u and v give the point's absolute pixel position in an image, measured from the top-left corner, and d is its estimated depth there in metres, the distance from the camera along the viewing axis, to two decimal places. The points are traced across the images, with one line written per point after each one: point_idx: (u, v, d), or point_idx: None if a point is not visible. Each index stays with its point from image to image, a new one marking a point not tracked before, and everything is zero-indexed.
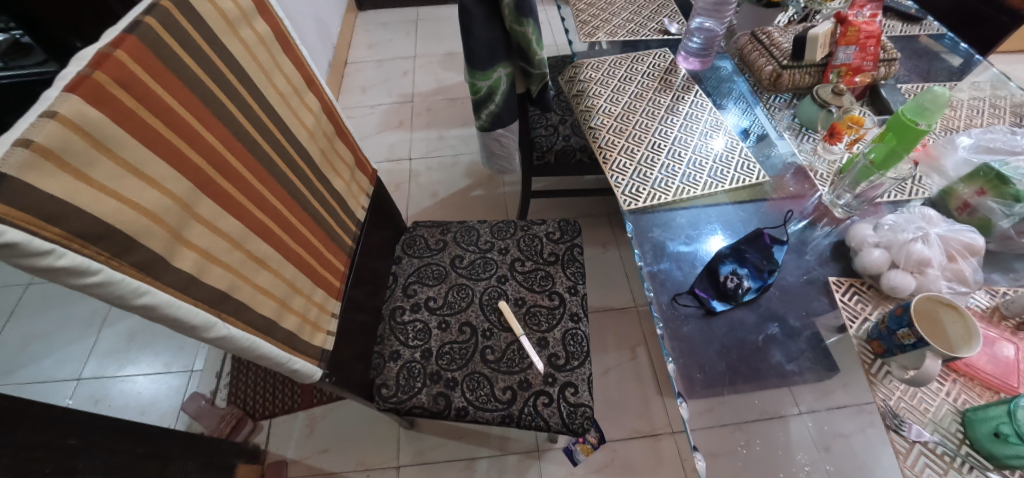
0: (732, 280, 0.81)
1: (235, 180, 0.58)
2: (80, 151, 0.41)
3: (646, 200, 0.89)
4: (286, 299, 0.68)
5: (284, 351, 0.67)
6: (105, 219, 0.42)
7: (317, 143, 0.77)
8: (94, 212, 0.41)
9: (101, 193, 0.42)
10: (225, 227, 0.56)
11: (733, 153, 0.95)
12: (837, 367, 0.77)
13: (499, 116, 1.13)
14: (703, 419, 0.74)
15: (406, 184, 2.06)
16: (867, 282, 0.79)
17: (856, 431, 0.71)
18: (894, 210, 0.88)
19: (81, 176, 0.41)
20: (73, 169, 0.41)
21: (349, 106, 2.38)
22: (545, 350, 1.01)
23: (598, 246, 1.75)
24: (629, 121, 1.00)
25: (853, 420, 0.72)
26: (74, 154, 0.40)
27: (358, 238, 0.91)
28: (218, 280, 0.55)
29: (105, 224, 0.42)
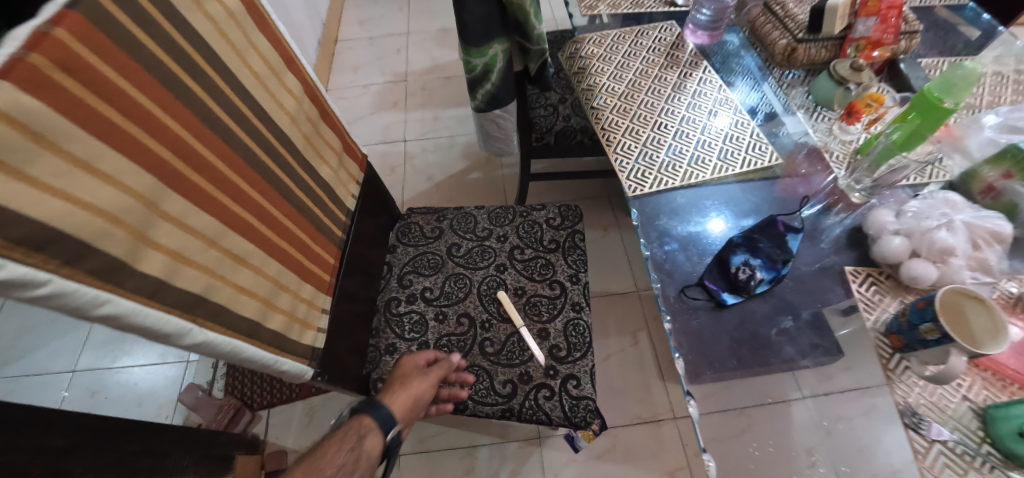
0: (745, 271, 0.77)
1: (205, 173, 0.53)
2: (18, 146, 0.36)
3: (653, 185, 0.84)
4: (271, 298, 0.64)
5: (270, 353, 0.63)
6: (51, 223, 0.38)
7: (300, 128, 0.72)
8: (37, 216, 0.37)
9: (47, 194, 0.38)
10: (196, 225, 0.51)
11: (744, 133, 0.89)
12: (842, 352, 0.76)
13: (495, 95, 1.07)
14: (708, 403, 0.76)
15: (401, 167, 2.00)
16: (886, 272, 0.75)
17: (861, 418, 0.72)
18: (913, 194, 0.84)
19: (21, 175, 0.36)
20: (10, 168, 0.36)
21: (340, 86, 2.30)
22: (545, 342, 0.97)
23: (599, 229, 1.71)
24: (633, 101, 0.94)
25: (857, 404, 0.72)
26: (9, 150, 0.35)
27: (348, 229, 0.87)
28: (192, 282, 0.51)
29: (52, 229, 0.38)
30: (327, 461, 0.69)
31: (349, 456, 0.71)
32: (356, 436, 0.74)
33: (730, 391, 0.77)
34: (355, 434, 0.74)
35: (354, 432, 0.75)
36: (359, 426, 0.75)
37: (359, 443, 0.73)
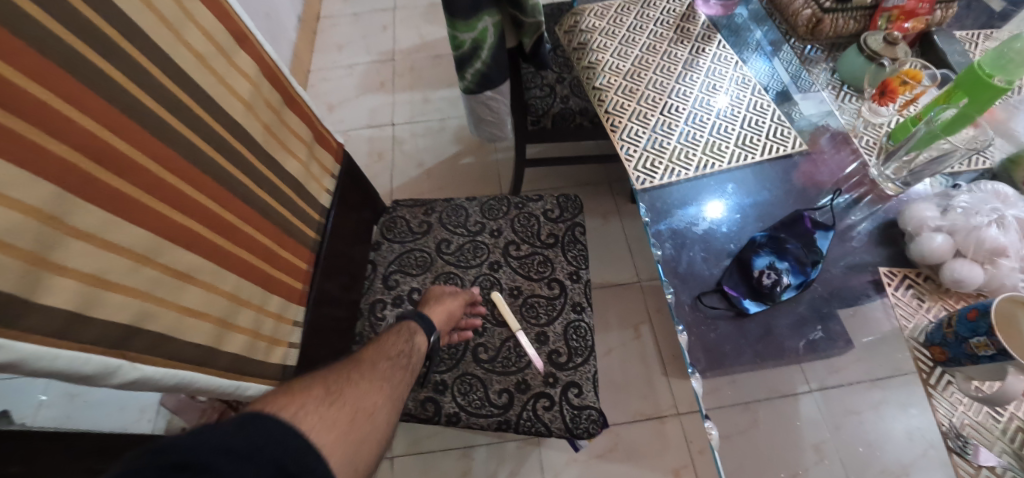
0: (769, 276, 0.69)
1: (130, 175, 0.45)
2: None
3: (664, 176, 0.76)
4: (229, 318, 0.56)
5: (228, 380, 0.55)
6: None
7: (258, 116, 0.62)
8: None
9: None
10: (120, 241, 0.43)
11: (764, 116, 0.80)
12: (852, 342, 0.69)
13: (487, 75, 0.97)
14: (716, 398, 0.69)
15: (389, 153, 1.90)
16: (924, 273, 0.68)
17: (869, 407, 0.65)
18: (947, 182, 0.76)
19: None
20: None
21: (324, 67, 2.18)
22: (544, 347, 0.90)
23: (599, 217, 1.62)
24: (641, 80, 0.85)
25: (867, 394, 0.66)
26: None
27: (324, 229, 0.78)
28: (118, 310, 0.43)
29: None
30: (385, 349, 0.64)
31: (405, 348, 0.66)
32: (408, 333, 0.69)
33: (737, 385, 0.70)
34: (407, 331, 0.69)
35: (403, 331, 0.69)
36: (408, 325, 0.70)
37: (412, 339, 0.68)
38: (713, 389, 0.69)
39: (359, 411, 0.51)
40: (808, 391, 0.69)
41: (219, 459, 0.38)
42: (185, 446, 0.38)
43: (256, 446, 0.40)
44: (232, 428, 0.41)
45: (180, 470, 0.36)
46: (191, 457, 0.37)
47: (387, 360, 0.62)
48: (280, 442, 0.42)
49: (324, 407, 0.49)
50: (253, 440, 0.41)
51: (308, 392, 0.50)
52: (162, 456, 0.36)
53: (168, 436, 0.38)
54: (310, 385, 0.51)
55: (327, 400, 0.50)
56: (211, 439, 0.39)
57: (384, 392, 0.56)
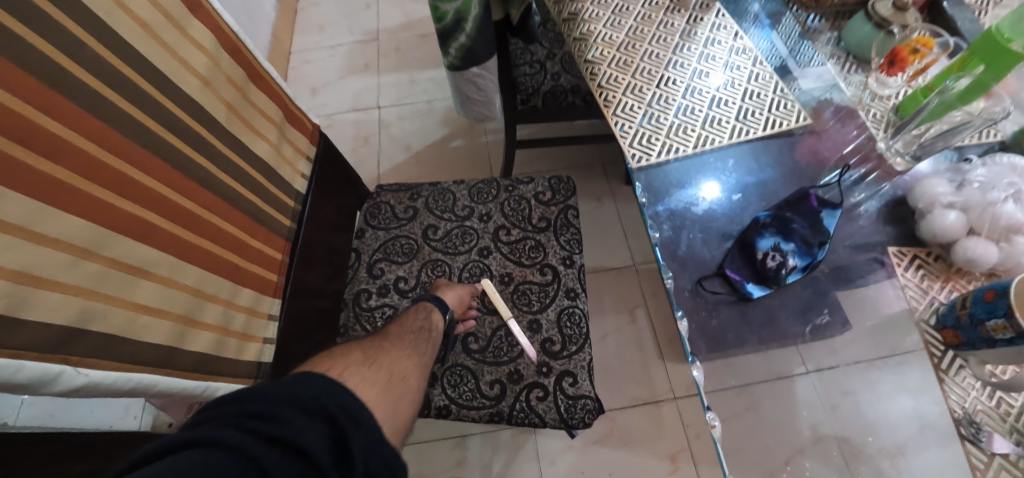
0: (774, 258, 0.65)
1: (63, 157, 0.40)
2: None
3: (661, 153, 0.71)
4: (192, 314, 0.51)
5: (194, 380, 0.51)
6: None
7: (218, 93, 0.57)
8: None
9: None
10: (50, 232, 0.39)
11: (766, 88, 0.76)
12: (850, 322, 0.68)
13: (472, 50, 0.91)
14: (713, 381, 0.68)
15: (375, 136, 1.83)
16: (935, 252, 0.65)
17: (863, 387, 0.63)
18: (950, 159, 0.73)
19: None
20: None
21: (305, 48, 2.09)
22: (537, 336, 0.86)
23: (593, 200, 1.58)
24: (636, 52, 0.79)
25: (862, 376, 0.64)
26: None
27: (301, 216, 0.73)
28: (52, 310, 0.38)
29: None
30: (406, 324, 0.67)
31: (425, 324, 0.68)
32: (425, 311, 0.71)
33: (734, 367, 0.69)
34: (424, 309, 0.71)
35: (420, 309, 0.71)
36: (424, 304, 0.72)
37: (430, 315, 0.70)
38: (710, 372, 0.68)
39: (393, 374, 0.54)
40: (805, 372, 0.67)
41: (275, 408, 0.39)
42: (247, 397, 0.39)
43: (309, 397, 0.40)
44: (290, 382, 0.42)
45: (245, 418, 0.38)
46: (251, 406, 0.38)
47: (410, 334, 0.64)
48: (332, 393, 0.42)
49: (364, 368, 0.52)
50: (308, 391, 0.41)
51: (347, 357, 0.53)
52: (229, 406, 0.38)
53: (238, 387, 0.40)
54: (348, 351, 0.54)
55: (365, 362, 0.53)
56: (270, 390, 0.40)
57: (413, 359, 0.59)
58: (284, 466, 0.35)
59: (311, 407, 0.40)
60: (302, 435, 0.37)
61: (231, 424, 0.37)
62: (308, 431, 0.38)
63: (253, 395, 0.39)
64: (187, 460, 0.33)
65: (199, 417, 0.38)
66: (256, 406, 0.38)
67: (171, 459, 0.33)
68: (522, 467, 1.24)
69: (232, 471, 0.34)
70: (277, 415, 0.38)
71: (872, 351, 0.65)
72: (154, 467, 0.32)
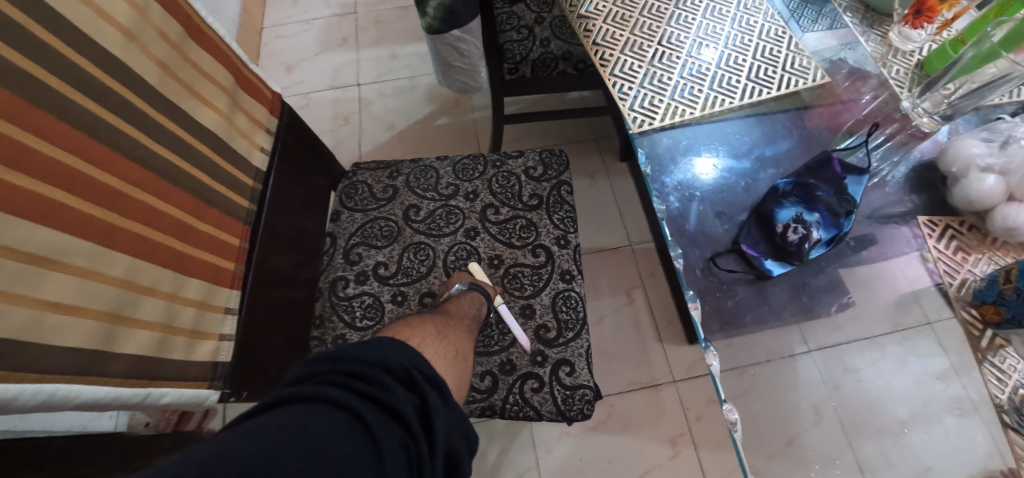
0: (796, 231, 0.58)
1: None
2: None
3: (666, 117, 0.63)
4: (124, 311, 0.44)
5: (130, 388, 0.44)
6: None
7: (148, 51, 0.49)
8: None
9: None
10: None
11: (781, 44, 0.68)
12: (851, 299, 0.63)
13: (453, 9, 0.83)
14: (730, 357, 0.63)
15: (356, 115, 1.73)
16: (969, 222, 0.59)
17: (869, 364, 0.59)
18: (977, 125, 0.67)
19: None
20: None
21: (278, 23, 1.96)
22: (530, 322, 0.79)
23: (586, 177, 1.50)
24: (635, 5, 0.71)
25: (869, 352, 0.59)
26: None
27: (262, 197, 0.64)
28: None
29: None
30: (464, 307, 0.70)
31: (478, 313, 0.72)
32: (480, 300, 0.73)
33: (747, 345, 0.64)
34: (473, 299, 0.73)
35: (474, 298, 0.73)
36: (475, 294, 0.74)
37: (483, 304, 0.73)
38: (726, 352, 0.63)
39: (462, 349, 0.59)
40: (806, 351, 0.62)
41: (369, 370, 0.39)
42: (344, 356, 0.39)
43: (397, 361, 0.40)
44: (381, 344, 0.42)
45: (346, 377, 0.38)
46: (348, 366, 0.39)
47: (468, 318, 0.68)
48: (412, 357, 0.42)
49: (436, 342, 0.57)
50: (396, 354, 0.41)
51: (422, 328, 0.58)
52: (327, 364, 0.39)
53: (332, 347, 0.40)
54: (422, 323, 0.59)
55: (437, 335, 0.58)
56: (362, 351, 0.40)
57: (473, 339, 0.64)
58: (383, 424, 0.36)
59: (399, 370, 0.40)
60: (396, 399, 0.38)
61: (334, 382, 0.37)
62: (401, 397, 0.38)
63: (347, 353, 0.40)
64: (301, 414, 0.34)
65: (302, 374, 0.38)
66: (350, 365, 0.39)
67: (287, 413, 0.34)
68: (517, 457, 1.19)
69: (342, 425, 0.34)
70: (374, 377, 0.38)
71: (878, 328, 0.61)
72: (273, 418, 0.33)
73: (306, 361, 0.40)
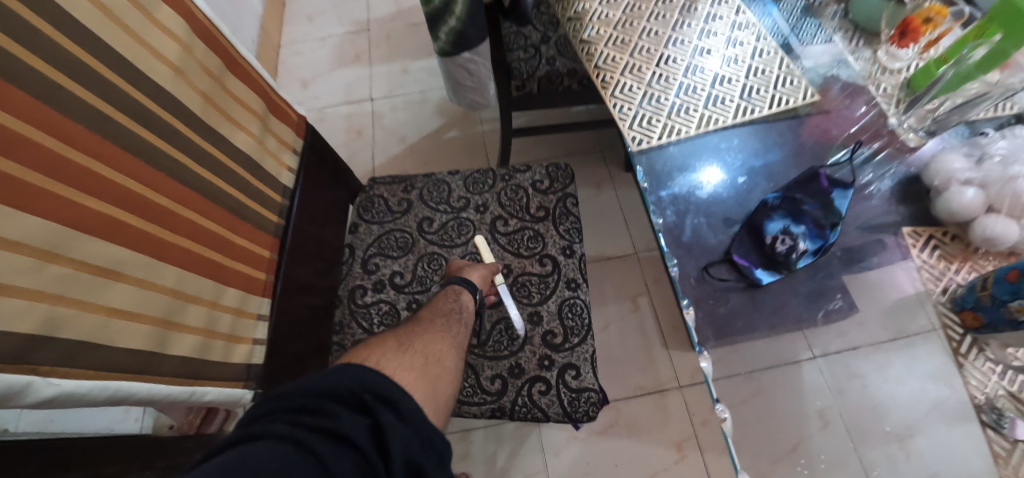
0: (783, 242, 0.63)
1: (17, 151, 0.37)
2: None
3: (662, 135, 0.68)
4: (172, 317, 0.49)
5: (178, 386, 0.49)
6: None
7: (192, 83, 0.54)
8: None
9: None
10: (8, 233, 0.36)
11: (772, 65, 0.72)
12: (857, 306, 0.65)
13: (462, 33, 0.88)
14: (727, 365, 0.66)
15: (368, 129, 1.79)
16: (951, 232, 0.62)
17: (872, 370, 0.62)
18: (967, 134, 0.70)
19: None
20: None
21: (294, 40, 2.04)
22: (538, 328, 0.84)
23: (592, 187, 1.54)
24: (634, 30, 0.75)
25: (869, 358, 0.63)
26: None
27: (288, 212, 0.70)
28: (15, 317, 0.36)
29: None
30: (437, 307, 0.67)
31: (455, 306, 0.68)
32: (454, 292, 0.70)
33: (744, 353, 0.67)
34: (454, 292, 0.70)
35: (449, 291, 0.70)
36: (452, 287, 0.71)
37: (460, 296, 0.69)
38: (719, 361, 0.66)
39: (429, 356, 0.55)
40: (812, 357, 0.66)
41: (316, 401, 0.42)
42: (291, 393, 0.43)
43: (345, 387, 0.43)
44: (334, 373, 0.45)
45: (294, 412, 0.41)
46: (295, 402, 0.42)
47: (442, 317, 0.65)
48: (363, 378, 0.44)
49: (399, 354, 0.53)
50: (345, 382, 0.44)
51: (382, 345, 0.55)
52: (276, 402, 0.42)
53: (283, 387, 0.44)
54: (382, 341, 0.56)
55: (400, 348, 0.55)
56: (311, 383, 0.43)
57: (449, 341, 0.60)
58: (332, 451, 0.39)
59: (349, 396, 0.43)
60: (346, 426, 0.40)
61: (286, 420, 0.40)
62: (349, 421, 0.41)
63: (296, 388, 0.43)
64: (250, 451, 0.37)
65: (255, 413, 0.42)
66: (296, 400, 0.42)
67: (237, 451, 0.37)
68: (527, 460, 1.23)
69: (290, 457, 0.37)
70: (321, 407, 0.41)
71: (879, 334, 0.63)
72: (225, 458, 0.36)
73: (260, 401, 0.43)
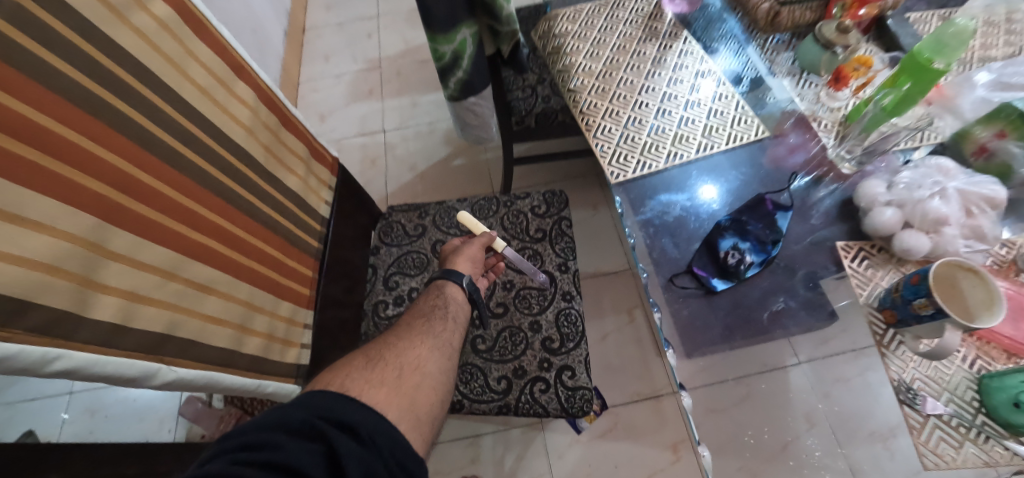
0: (733, 256, 0.78)
1: (150, 201, 0.50)
2: None
3: (635, 170, 0.81)
4: (246, 323, 0.62)
5: (249, 378, 0.62)
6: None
7: (258, 139, 0.68)
8: None
9: None
10: (146, 260, 0.49)
11: (729, 107, 0.86)
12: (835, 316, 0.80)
13: (469, 82, 1.02)
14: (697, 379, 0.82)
15: (382, 158, 1.95)
16: (878, 244, 0.74)
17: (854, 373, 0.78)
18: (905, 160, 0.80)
19: None
20: None
21: (312, 77, 2.22)
22: (538, 335, 0.96)
23: (588, 208, 1.68)
24: (612, 79, 0.90)
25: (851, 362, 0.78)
26: None
27: (325, 238, 0.83)
28: (151, 322, 0.49)
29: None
30: (420, 309, 0.73)
31: (439, 302, 0.74)
32: (438, 288, 0.77)
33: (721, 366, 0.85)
34: (437, 288, 0.78)
35: (433, 288, 0.77)
36: (437, 285, 0.78)
37: (443, 289, 0.77)
38: (694, 372, 0.81)
39: (402, 367, 0.60)
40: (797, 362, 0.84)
41: (267, 435, 0.45)
42: (245, 432, 0.46)
43: (298, 419, 0.47)
44: (293, 404, 0.50)
45: (246, 448, 0.45)
46: (247, 439, 0.45)
47: (423, 317, 0.71)
48: (315, 411, 0.49)
49: (365, 372, 0.57)
50: (298, 412, 0.49)
51: (349, 366, 0.59)
52: (230, 441, 0.46)
53: (238, 424, 0.48)
54: (352, 360, 0.60)
55: (366, 366, 0.59)
56: (263, 421, 0.47)
57: (428, 342, 0.66)
58: None
59: (301, 428, 0.47)
60: (294, 452, 0.44)
61: (240, 449, 0.45)
62: (300, 451, 0.44)
63: (248, 428, 0.47)
64: None
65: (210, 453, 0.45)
66: (249, 437, 0.45)
67: None
68: (532, 463, 1.33)
69: None
70: (272, 441, 0.45)
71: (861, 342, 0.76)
72: None
73: (216, 443, 0.47)
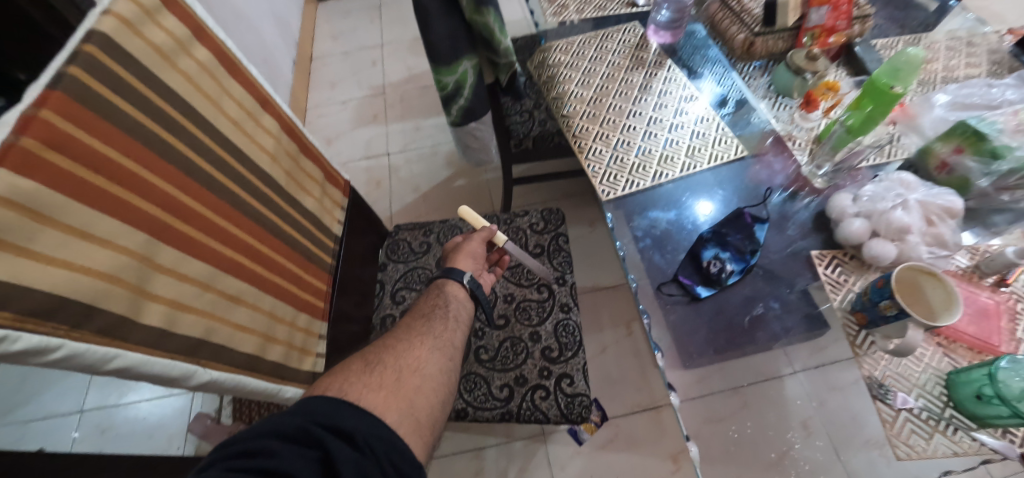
0: (715, 265, 0.86)
1: (191, 221, 0.57)
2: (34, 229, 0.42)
3: (625, 188, 0.87)
4: (269, 332, 0.68)
5: (271, 383, 0.67)
6: (67, 294, 0.43)
7: (280, 165, 0.75)
8: (57, 289, 0.43)
9: (64, 267, 0.44)
10: (187, 272, 0.56)
11: (710, 129, 0.93)
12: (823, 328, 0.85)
13: (470, 109, 1.10)
14: (690, 390, 0.87)
15: (386, 181, 2.03)
16: (850, 252, 0.80)
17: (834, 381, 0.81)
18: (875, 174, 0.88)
19: (39, 256, 0.42)
20: (32, 252, 0.42)
21: (319, 104, 2.32)
22: (538, 345, 1.01)
23: (586, 225, 1.75)
24: (602, 105, 0.97)
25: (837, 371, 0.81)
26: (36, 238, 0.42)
27: (338, 254, 0.89)
28: (191, 328, 0.55)
29: (68, 299, 0.44)
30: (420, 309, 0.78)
31: (440, 301, 0.80)
32: (440, 288, 0.82)
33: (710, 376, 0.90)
34: (439, 286, 0.83)
35: (435, 288, 0.83)
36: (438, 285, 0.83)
37: (444, 289, 0.82)
38: (688, 381, 0.86)
39: (401, 371, 0.65)
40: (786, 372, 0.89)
41: (267, 444, 0.50)
42: (248, 440, 0.51)
43: (294, 428, 0.52)
44: (291, 411, 0.55)
45: (248, 455, 0.50)
46: (248, 446, 0.50)
47: (423, 317, 0.76)
48: (311, 419, 0.53)
49: (368, 376, 0.62)
50: (295, 420, 0.53)
51: (349, 369, 0.64)
52: (234, 446, 0.51)
53: (239, 431, 0.53)
54: (351, 363, 0.65)
55: (365, 370, 0.64)
56: (263, 429, 0.52)
57: (428, 343, 0.71)
58: None
59: (298, 436, 0.52)
60: (291, 461, 0.49)
61: (242, 456, 0.50)
62: (297, 459, 0.49)
63: (250, 436, 0.52)
64: None
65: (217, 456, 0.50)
66: (250, 445, 0.50)
67: None
68: (535, 474, 1.36)
69: None
70: (271, 449, 0.50)
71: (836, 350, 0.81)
72: None
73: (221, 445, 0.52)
